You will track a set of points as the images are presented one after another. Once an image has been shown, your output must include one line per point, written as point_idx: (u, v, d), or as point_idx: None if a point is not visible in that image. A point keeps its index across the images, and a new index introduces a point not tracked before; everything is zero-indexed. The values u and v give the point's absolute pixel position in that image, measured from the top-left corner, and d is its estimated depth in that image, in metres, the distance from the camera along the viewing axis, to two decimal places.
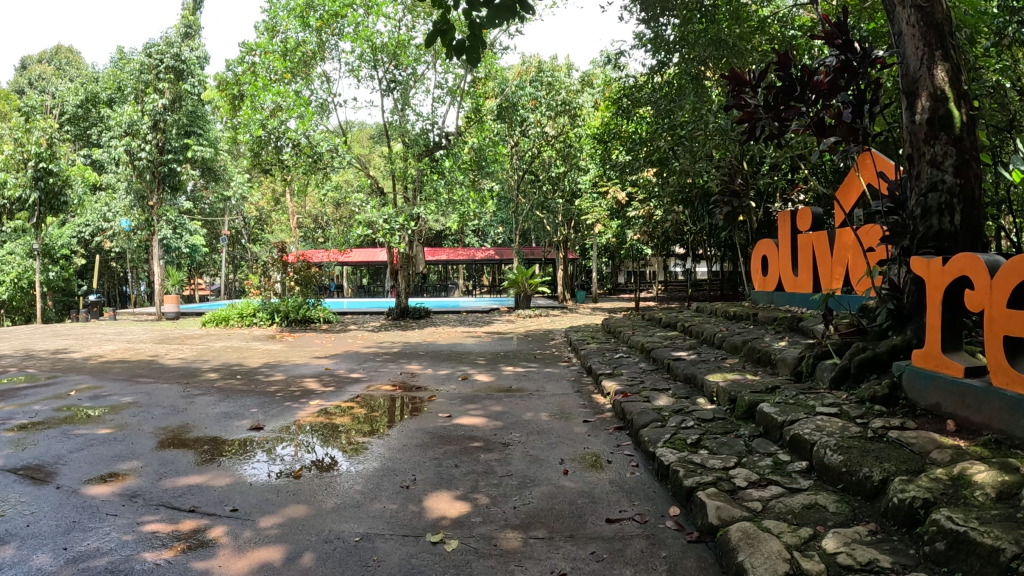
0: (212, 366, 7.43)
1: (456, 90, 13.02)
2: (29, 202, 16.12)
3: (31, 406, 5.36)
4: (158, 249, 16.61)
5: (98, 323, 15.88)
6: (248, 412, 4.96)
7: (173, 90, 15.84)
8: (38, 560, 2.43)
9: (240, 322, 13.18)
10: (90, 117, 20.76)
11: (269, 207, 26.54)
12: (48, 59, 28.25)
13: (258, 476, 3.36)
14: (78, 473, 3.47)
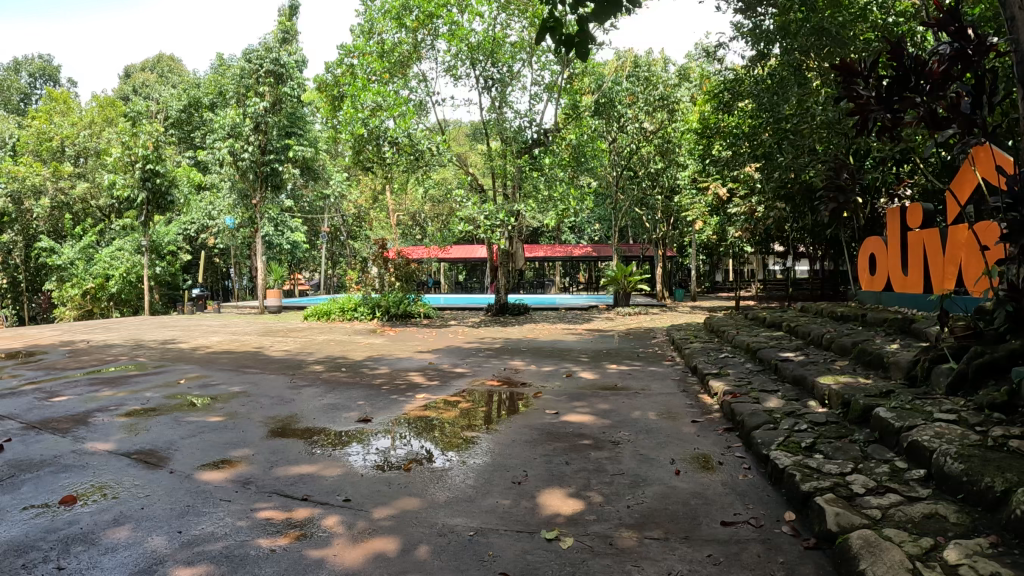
0: (317, 358, 7.66)
1: (552, 86, 13.02)
2: (138, 202, 17.00)
3: (143, 393, 5.66)
4: (260, 245, 17.26)
5: (205, 315, 16.66)
6: (355, 403, 5.10)
7: (273, 93, 16.41)
8: (155, 542, 2.55)
9: (342, 317, 13.62)
10: (193, 120, 21.98)
11: (368, 206, 27.27)
12: (150, 67, 29.80)
13: (370, 467, 3.44)
14: (191, 459, 3.64)
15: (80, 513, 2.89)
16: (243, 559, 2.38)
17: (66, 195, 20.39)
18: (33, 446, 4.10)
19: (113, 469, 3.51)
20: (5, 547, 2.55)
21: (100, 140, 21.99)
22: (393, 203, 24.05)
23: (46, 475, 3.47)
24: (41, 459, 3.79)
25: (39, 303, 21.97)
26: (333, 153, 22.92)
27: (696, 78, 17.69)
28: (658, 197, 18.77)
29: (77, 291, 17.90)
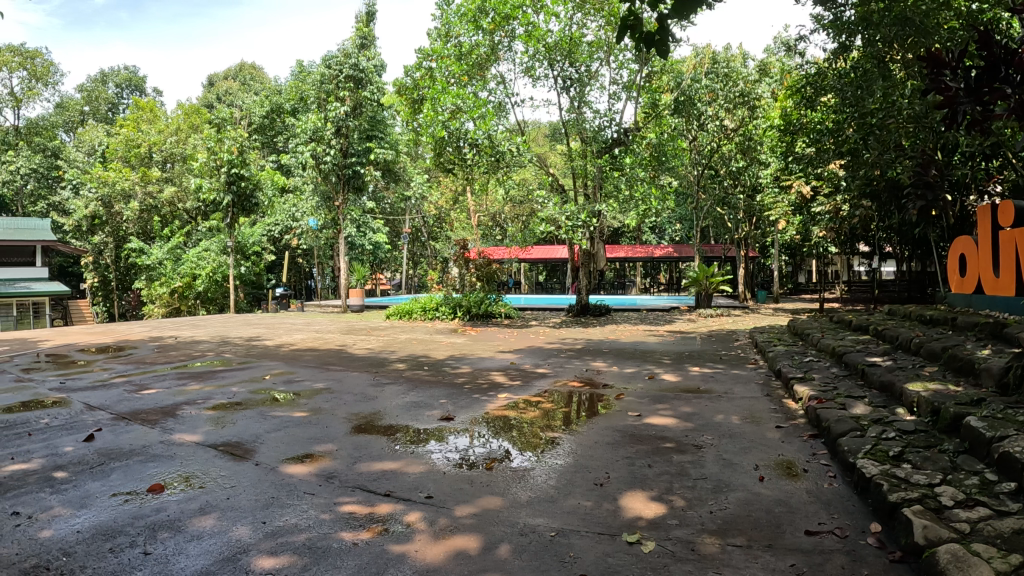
0: (399, 357, 7.81)
1: (631, 84, 12.92)
2: (223, 204, 17.71)
3: (229, 388, 5.89)
4: (343, 246, 17.74)
5: (291, 314, 17.20)
6: (437, 402, 5.19)
7: (353, 97, 16.85)
8: (239, 531, 2.66)
9: (423, 316, 13.84)
10: (275, 126, 22.83)
11: (449, 207, 27.66)
12: (233, 75, 30.97)
13: (452, 465, 3.49)
14: (275, 452, 3.77)
15: (168, 501, 3.04)
16: (325, 551, 2.45)
17: (153, 198, 21.61)
18: (124, 437, 4.33)
19: (200, 460, 3.68)
20: (96, 532, 2.72)
21: (185, 145, 22.90)
22: (473, 203, 24.21)
23: (136, 464, 3.68)
24: (131, 448, 4.02)
25: (129, 300, 23.22)
26: (411, 155, 23.28)
27: (776, 74, 17.26)
28: (739, 196, 18.37)
29: (166, 290, 18.93)
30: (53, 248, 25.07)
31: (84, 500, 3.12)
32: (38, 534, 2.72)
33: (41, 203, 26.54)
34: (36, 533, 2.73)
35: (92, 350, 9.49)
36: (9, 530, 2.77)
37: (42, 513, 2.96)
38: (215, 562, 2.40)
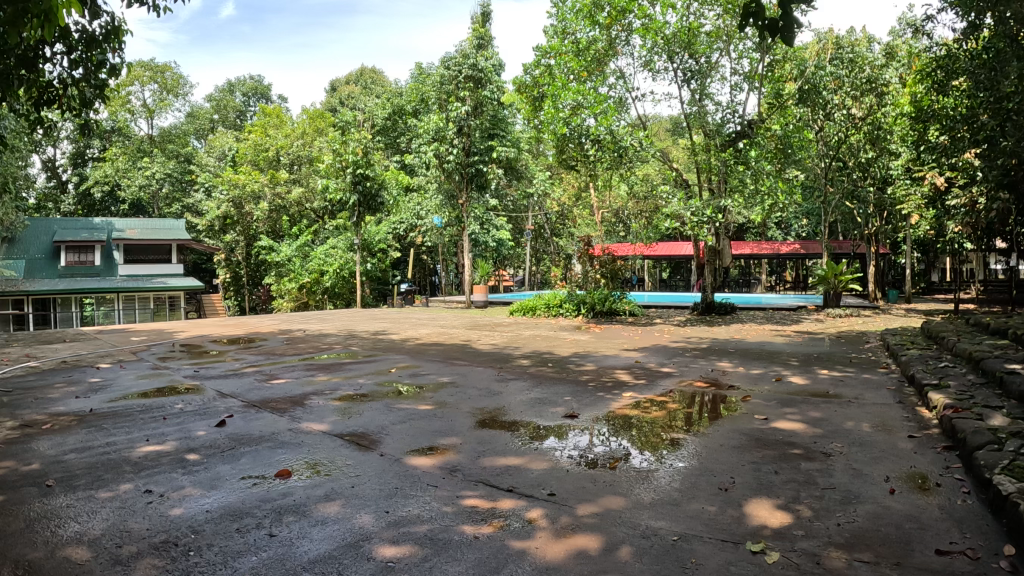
0: (523, 353, 7.92)
1: (753, 74, 12.51)
2: (350, 204, 18.42)
3: (357, 380, 6.21)
4: (469, 243, 18.16)
5: (417, 309, 17.70)
6: (561, 400, 5.27)
7: (473, 96, 17.13)
8: (363, 519, 2.88)
9: (547, 312, 14.00)
10: (398, 126, 23.81)
11: (571, 204, 27.73)
12: (355, 80, 32.21)
13: (574, 464, 3.61)
14: (400, 444, 4.03)
15: (298, 486, 3.32)
16: (446, 544, 2.61)
17: (282, 199, 22.78)
18: (253, 423, 4.63)
19: (327, 448, 3.95)
20: (224, 512, 3.01)
21: (311, 148, 23.83)
22: (596, 200, 24.01)
23: (264, 449, 3.98)
24: (260, 435, 4.30)
25: (260, 294, 24.68)
26: (529, 151, 23.41)
27: (905, 57, 16.27)
28: (871, 188, 17.45)
29: (295, 285, 19.85)
30: (192, 245, 26.92)
31: (214, 481, 3.43)
32: (170, 512, 3.05)
33: (177, 205, 28.72)
34: (168, 511, 3.06)
35: (226, 341, 10.15)
36: (141, 507, 3.11)
37: (173, 492, 3.30)
38: (338, 547, 2.61)
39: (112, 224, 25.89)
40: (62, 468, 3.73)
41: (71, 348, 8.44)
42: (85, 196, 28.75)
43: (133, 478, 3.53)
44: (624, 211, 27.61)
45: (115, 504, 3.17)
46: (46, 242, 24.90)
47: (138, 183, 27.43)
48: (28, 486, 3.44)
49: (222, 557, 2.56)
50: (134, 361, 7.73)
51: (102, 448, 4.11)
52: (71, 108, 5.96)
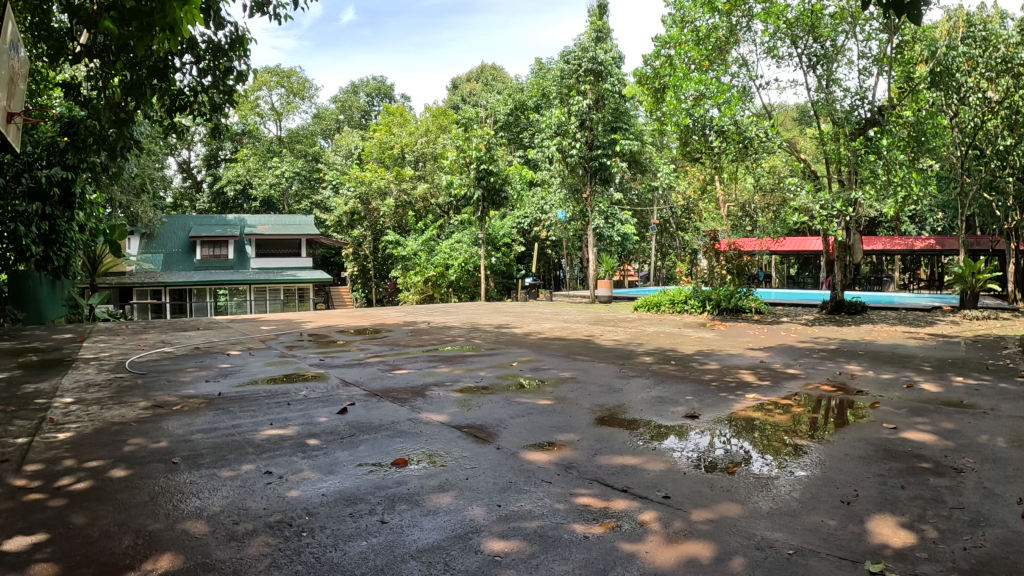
0: (645, 349, 7.71)
1: (882, 57, 11.69)
2: (474, 199, 18.79)
3: (479, 372, 6.32)
4: (592, 238, 17.95)
5: (540, 303, 17.80)
6: (683, 398, 5.07)
7: (594, 90, 16.92)
8: (475, 512, 2.91)
9: (671, 309, 13.76)
10: (519, 122, 24.68)
11: (697, 196, 27.17)
12: (476, 77, 32.72)
13: (691, 466, 3.49)
14: (516, 438, 4.05)
15: (415, 475, 3.40)
16: (555, 541, 2.59)
17: (407, 195, 23.76)
18: (373, 412, 4.77)
19: (444, 440, 4.01)
20: (339, 496, 3.11)
21: (435, 145, 24.61)
22: (722, 193, 23.30)
23: (382, 438, 4.08)
24: (380, 423, 4.43)
25: (387, 286, 25.77)
26: (649, 143, 23.05)
27: None
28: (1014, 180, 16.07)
29: (422, 278, 20.58)
30: (321, 239, 28.54)
31: (331, 467, 3.55)
32: (287, 493, 3.16)
33: (305, 202, 31.30)
34: (285, 492, 3.17)
35: (353, 332, 10.61)
36: (262, 486, 3.24)
37: (291, 475, 3.42)
38: (447, 538, 2.65)
39: (244, 220, 28.00)
40: (188, 446, 3.92)
41: (203, 335, 9.12)
42: (220, 195, 31.99)
43: (256, 459, 3.69)
44: (750, 204, 26.67)
45: (236, 482, 3.30)
46: (183, 236, 27.41)
47: (269, 182, 30.23)
48: (156, 462, 3.57)
49: (333, 539, 2.64)
50: (265, 349, 8.23)
51: (228, 430, 4.33)
52: (202, 113, 7.28)
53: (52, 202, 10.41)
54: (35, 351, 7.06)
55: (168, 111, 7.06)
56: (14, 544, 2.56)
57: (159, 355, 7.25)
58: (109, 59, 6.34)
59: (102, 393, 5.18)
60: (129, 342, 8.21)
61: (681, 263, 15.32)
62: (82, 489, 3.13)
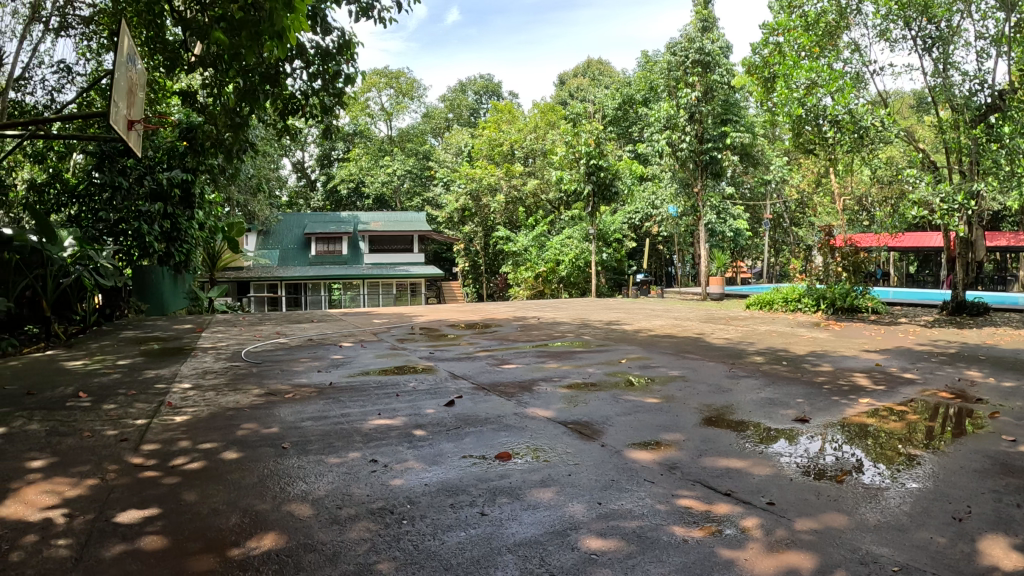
0: (756, 348, 7.39)
1: (1005, 37, 10.61)
2: (585, 194, 18.69)
3: (588, 369, 6.29)
4: (704, 234, 17.38)
5: (648, 300, 17.55)
6: (793, 401, 4.80)
7: (703, 82, 16.50)
8: (574, 508, 2.85)
9: (784, 306, 13.18)
10: (628, 116, 25.02)
11: (809, 190, 26.21)
12: (582, 72, 33.27)
13: (802, 471, 3.27)
14: (623, 436, 3.94)
15: (516, 469, 3.35)
16: (652, 543, 2.49)
17: (518, 190, 24.12)
18: (480, 406, 4.78)
19: (549, 435, 3.96)
20: (441, 486, 3.10)
21: (544, 141, 24.93)
22: (837, 186, 22.26)
23: (487, 431, 4.07)
24: (486, 417, 4.43)
25: (496, 282, 26.19)
26: (759, 134, 22.37)
27: None
28: None
29: (532, 274, 20.88)
30: (435, 236, 29.32)
31: (436, 457, 3.55)
32: (390, 482, 3.17)
33: (417, 199, 32.51)
34: (389, 481, 3.18)
35: (462, 326, 10.81)
36: (367, 474, 3.28)
37: (397, 464, 3.44)
38: (544, 533, 2.60)
39: (357, 219, 29.26)
40: (298, 433, 4.04)
41: (317, 328, 9.54)
42: (333, 193, 33.24)
43: (362, 448, 3.74)
44: (868, 197, 25.39)
45: (342, 469, 3.36)
46: (297, 233, 28.93)
47: (381, 180, 31.62)
48: (264, 446, 3.73)
49: (432, 528, 2.63)
50: (377, 342, 8.48)
51: (337, 418, 4.45)
52: (314, 115, 7.64)
53: (173, 201, 11.48)
54: (158, 340, 7.66)
55: (281, 114, 7.50)
56: (127, 517, 2.65)
57: (274, 346, 7.64)
58: (223, 68, 6.87)
59: (217, 378, 5.60)
60: (248, 333, 8.72)
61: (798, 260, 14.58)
62: (195, 468, 3.30)
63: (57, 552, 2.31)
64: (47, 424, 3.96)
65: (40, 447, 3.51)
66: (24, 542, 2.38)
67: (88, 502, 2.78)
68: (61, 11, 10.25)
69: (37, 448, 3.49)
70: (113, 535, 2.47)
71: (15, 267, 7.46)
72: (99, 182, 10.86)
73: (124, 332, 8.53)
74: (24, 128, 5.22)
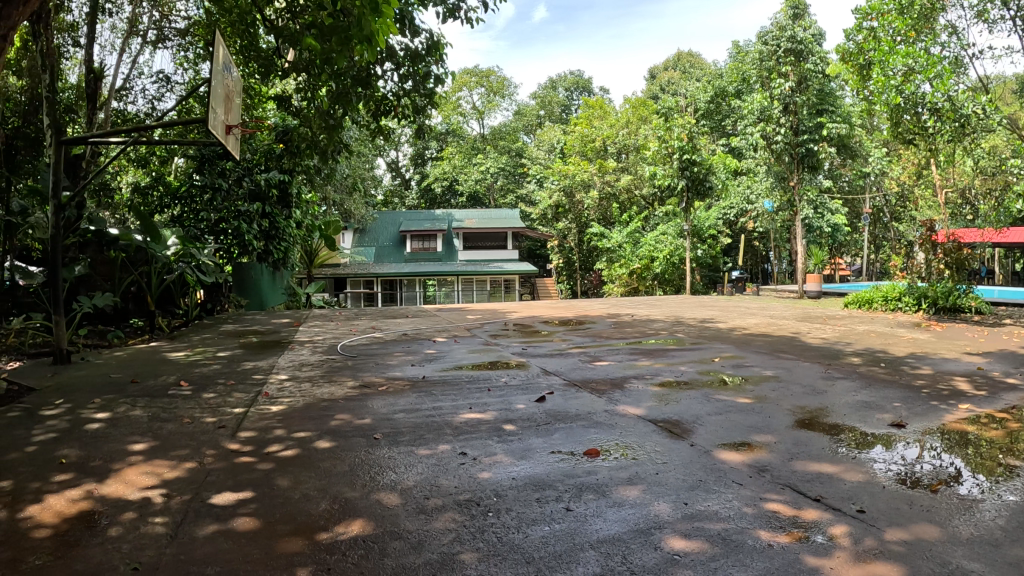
0: (854, 349, 7.04)
1: None
2: (679, 189, 18.34)
3: (680, 367, 6.18)
4: (801, 229, 16.75)
5: (742, 298, 17.08)
6: (889, 404, 4.55)
7: (796, 72, 15.89)
8: (659, 507, 2.76)
9: (884, 306, 12.41)
10: (721, 109, 24.94)
11: (910, 183, 25.07)
12: (672, 66, 33.04)
13: (895, 479, 3.08)
14: (713, 436, 3.81)
15: (604, 466, 3.28)
16: (737, 547, 2.40)
17: (611, 186, 23.98)
18: (571, 401, 4.75)
19: (639, 433, 3.87)
20: (529, 481, 3.06)
21: (638, 136, 24.26)
22: (939, 177, 21.15)
23: (577, 427, 4.00)
24: (576, 413, 4.38)
25: (591, 279, 26.07)
26: (857, 124, 21.44)
27: None
28: None
29: (627, 271, 20.52)
30: (528, 232, 29.54)
31: (525, 452, 3.52)
32: (479, 474, 3.16)
33: (510, 196, 32.94)
34: (477, 473, 3.17)
35: (556, 323, 10.83)
36: (456, 466, 3.28)
37: (485, 457, 3.43)
38: (629, 531, 2.53)
39: (451, 216, 29.72)
40: (391, 424, 4.12)
41: (411, 323, 9.78)
42: (427, 191, 33.91)
43: (452, 440, 3.76)
44: (972, 190, 24.19)
45: (432, 461, 3.38)
46: (392, 231, 29.69)
47: (474, 178, 32.15)
48: (357, 436, 3.83)
49: (517, 521, 2.60)
50: (470, 338, 8.60)
51: (429, 410, 4.52)
52: (405, 116, 7.87)
53: (271, 200, 12.20)
54: (257, 334, 8.07)
55: (374, 115, 7.72)
56: (222, 499, 2.81)
57: (369, 340, 7.89)
58: (315, 72, 7.13)
59: (313, 370, 5.87)
60: (343, 327, 9.05)
61: (897, 257, 13.79)
62: (287, 456, 3.45)
63: (153, 529, 2.49)
64: (151, 410, 4.27)
65: (142, 431, 3.78)
66: (125, 518, 2.58)
67: (186, 484, 2.98)
68: (158, 24, 10.96)
69: (138, 433, 3.76)
70: (207, 516, 2.62)
71: (122, 265, 8.10)
72: (201, 184, 11.44)
73: (224, 326, 9.04)
74: (129, 134, 5.55)
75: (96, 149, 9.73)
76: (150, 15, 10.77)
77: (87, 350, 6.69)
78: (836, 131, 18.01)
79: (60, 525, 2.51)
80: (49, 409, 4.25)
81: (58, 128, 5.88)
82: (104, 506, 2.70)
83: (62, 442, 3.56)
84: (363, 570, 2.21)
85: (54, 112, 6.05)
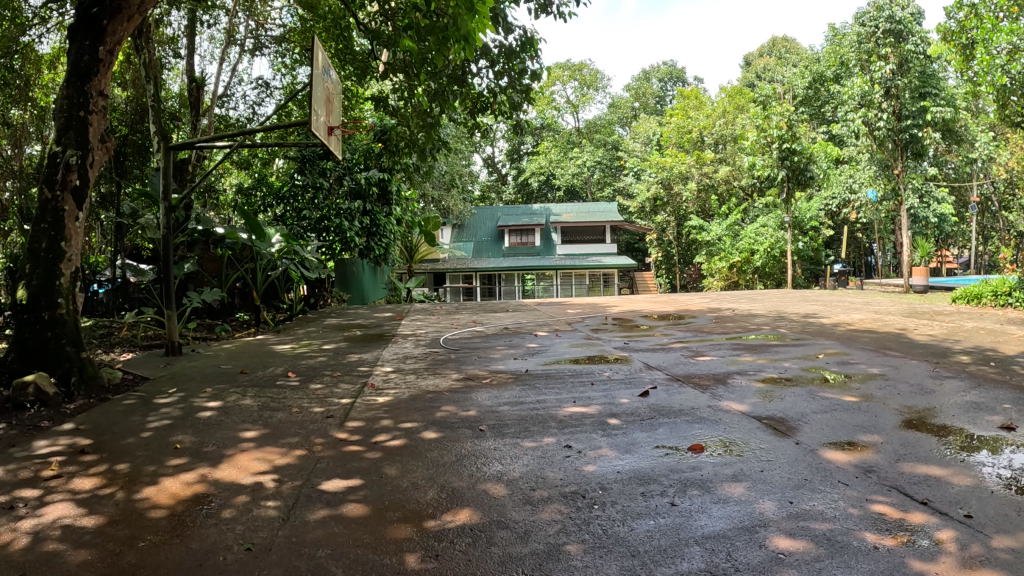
0: (964, 347, 6.66)
1: None
2: (778, 179, 17.87)
3: (784, 363, 6.02)
4: (906, 220, 15.94)
5: (846, 292, 16.43)
6: (1001, 406, 4.31)
7: (896, 53, 15.02)
8: (764, 505, 2.68)
9: (993, 302, 11.60)
10: (820, 95, 24.18)
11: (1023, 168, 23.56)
12: (768, 53, 32.11)
13: (1008, 485, 2.90)
14: (819, 434, 3.70)
15: (707, 462, 3.23)
16: (843, 547, 2.30)
17: (710, 177, 23.57)
18: (673, 397, 4.72)
19: (743, 430, 3.80)
20: (633, 475, 3.05)
21: (735, 126, 24.08)
22: None
23: (682, 422, 3.97)
24: (680, 408, 4.35)
25: (689, 272, 25.59)
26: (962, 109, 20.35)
27: None
28: None
29: (726, 264, 20.21)
30: (623, 226, 29.31)
31: (629, 446, 3.51)
32: (584, 467, 3.18)
33: (607, 189, 32.83)
34: (582, 467, 3.19)
35: (657, 317, 10.73)
36: (560, 459, 3.31)
37: (590, 451, 3.45)
38: (733, 529, 2.47)
39: (550, 211, 29.60)
40: (495, 417, 4.21)
41: (512, 317, 9.93)
42: (525, 186, 34.21)
43: (556, 433, 3.80)
44: None
45: (537, 453, 3.43)
46: (491, 226, 30.02)
47: (572, 171, 32.12)
48: (463, 428, 3.93)
49: (622, 515, 2.59)
50: (571, 332, 8.65)
51: (531, 404, 4.59)
52: (502, 112, 7.95)
53: (372, 198, 12.66)
54: (359, 328, 8.39)
55: (471, 112, 7.87)
56: (331, 486, 2.96)
57: (471, 334, 8.08)
58: (413, 73, 7.27)
59: (417, 363, 6.06)
60: (445, 321, 9.29)
61: (1006, 249, 12.79)
62: (393, 446, 3.59)
63: (265, 512, 2.66)
64: (261, 399, 4.53)
65: (252, 419, 4.03)
66: (237, 501, 2.77)
67: (297, 470, 3.16)
68: (255, 33, 11.58)
69: (250, 421, 4.00)
70: (318, 502, 2.78)
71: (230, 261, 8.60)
72: (303, 184, 11.84)
73: (327, 320, 9.45)
74: (234, 141, 5.79)
75: (202, 154, 10.38)
76: (247, 25, 11.34)
77: (197, 342, 7.16)
78: (942, 115, 17.16)
79: (176, 506, 2.72)
80: (165, 398, 4.58)
81: (166, 135, 6.27)
82: (218, 489, 2.91)
83: (180, 428, 3.84)
84: (468, 558, 2.26)
85: (160, 120, 6.45)
